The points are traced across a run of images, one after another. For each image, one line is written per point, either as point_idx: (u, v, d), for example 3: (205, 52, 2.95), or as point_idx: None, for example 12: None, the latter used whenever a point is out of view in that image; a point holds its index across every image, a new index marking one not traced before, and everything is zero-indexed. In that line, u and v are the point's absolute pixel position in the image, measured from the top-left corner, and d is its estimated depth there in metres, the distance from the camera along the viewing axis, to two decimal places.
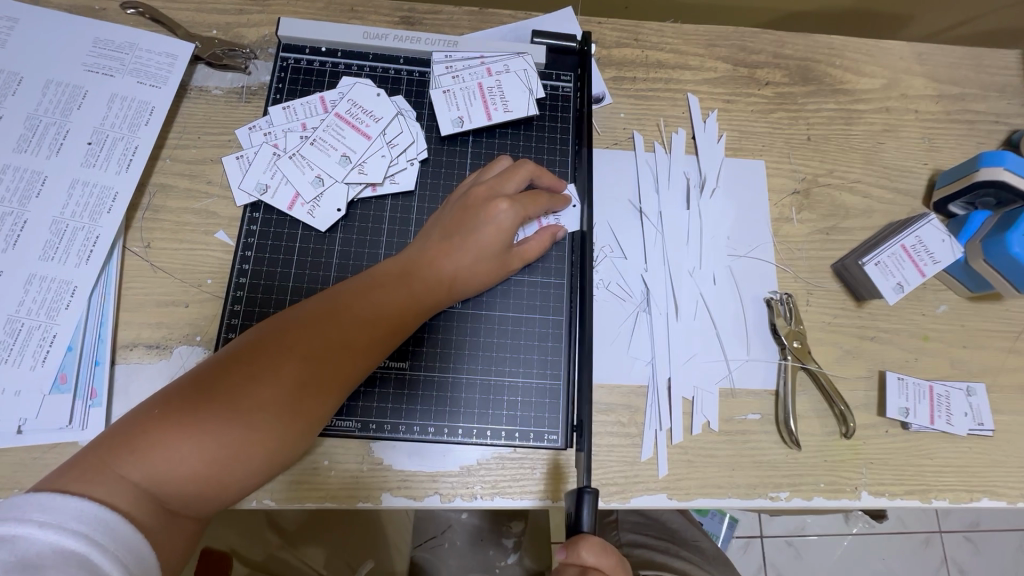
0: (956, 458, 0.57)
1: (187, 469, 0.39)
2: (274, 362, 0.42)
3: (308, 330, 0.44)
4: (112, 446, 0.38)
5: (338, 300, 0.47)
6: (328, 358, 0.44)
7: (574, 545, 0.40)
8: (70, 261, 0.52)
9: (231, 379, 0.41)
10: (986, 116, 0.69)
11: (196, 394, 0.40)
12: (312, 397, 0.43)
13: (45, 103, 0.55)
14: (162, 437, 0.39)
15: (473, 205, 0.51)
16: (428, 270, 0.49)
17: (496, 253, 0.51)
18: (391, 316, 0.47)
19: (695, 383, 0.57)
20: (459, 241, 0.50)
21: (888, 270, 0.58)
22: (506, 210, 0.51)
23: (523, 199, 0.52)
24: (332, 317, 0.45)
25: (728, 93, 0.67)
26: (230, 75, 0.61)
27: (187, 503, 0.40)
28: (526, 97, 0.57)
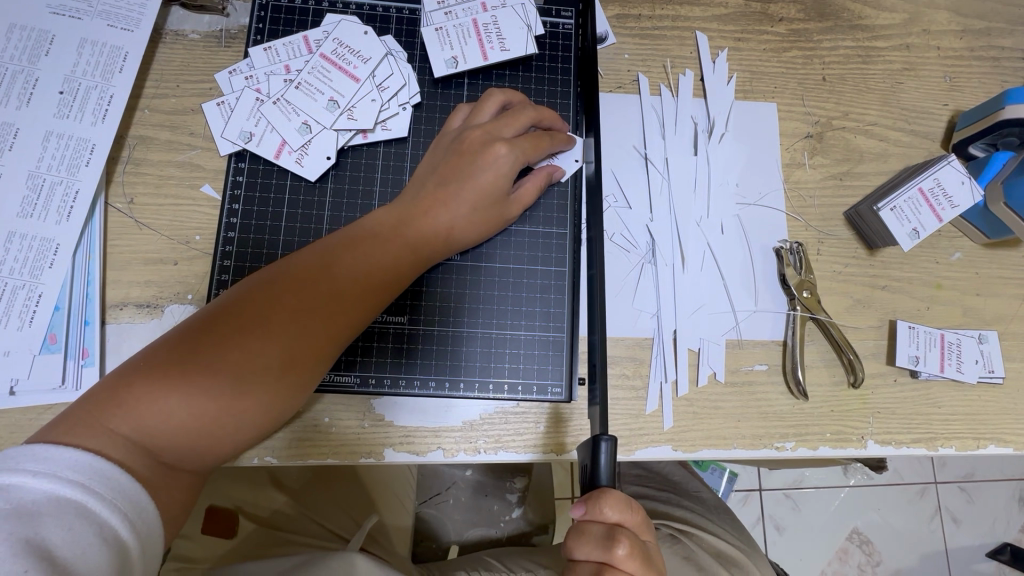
0: (963, 405, 0.57)
1: (178, 423, 0.38)
2: (265, 316, 0.42)
3: (299, 283, 0.43)
4: (101, 400, 0.38)
5: (330, 252, 0.45)
6: (320, 312, 0.43)
7: (596, 503, 0.37)
8: (50, 218, 0.50)
9: (222, 332, 0.41)
10: (1011, 53, 0.65)
11: (186, 348, 0.40)
12: (306, 350, 0.42)
13: (11, 49, 0.52)
14: (152, 390, 0.38)
15: (468, 150, 0.48)
16: (422, 219, 0.47)
17: (493, 202, 0.49)
18: (384, 269, 0.46)
19: (702, 335, 0.56)
20: (453, 189, 0.47)
21: (903, 215, 0.56)
22: (505, 155, 0.48)
23: (523, 143, 0.49)
24: (324, 272, 0.44)
25: (740, 30, 0.63)
26: (207, 17, 0.57)
27: (184, 456, 0.39)
28: (524, 35, 0.53)
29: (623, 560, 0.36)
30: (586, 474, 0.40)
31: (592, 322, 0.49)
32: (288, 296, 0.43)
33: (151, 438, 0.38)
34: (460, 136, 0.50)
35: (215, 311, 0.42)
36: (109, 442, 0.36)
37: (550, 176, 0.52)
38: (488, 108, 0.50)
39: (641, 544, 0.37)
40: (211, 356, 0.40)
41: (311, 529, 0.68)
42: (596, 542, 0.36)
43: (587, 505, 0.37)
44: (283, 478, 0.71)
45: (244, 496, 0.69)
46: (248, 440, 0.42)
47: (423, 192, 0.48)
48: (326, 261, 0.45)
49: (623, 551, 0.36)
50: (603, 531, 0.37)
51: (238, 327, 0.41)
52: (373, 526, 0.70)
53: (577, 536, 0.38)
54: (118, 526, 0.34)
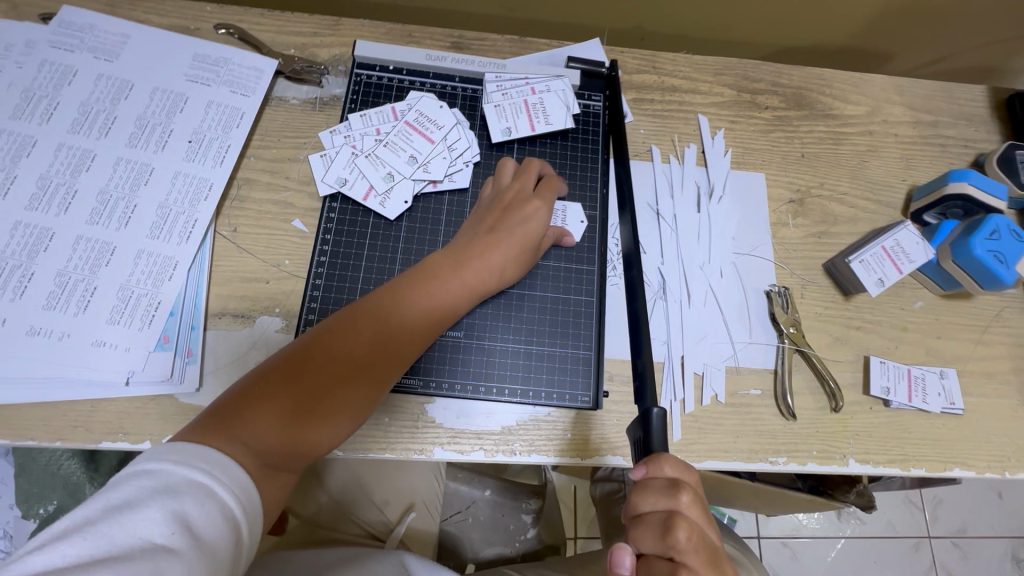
0: (930, 432, 0.66)
1: (281, 431, 0.46)
2: (348, 344, 0.50)
3: (373, 319, 0.51)
4: (217, 419, 0.44)
5: (393, 290, 0.53)
6: (394, 343, 0.52)
7: (654, 459, 0.37)
8: (172, 240, 0.61)
9: (315, 360, 0.49)
10: (956, 140, 0.79)
11: (286, 377, 0.47)
12: (381, 372, 0.51)
13: (153, 106, 0.65)
14: (259, 407, 0.46)
15: (510, 207, 0.58)
16: (476, 259, 0.56)
17: (531, 252, 0.59)
18: (445, 302, 0.54)
19: (705, 361, 0.66)
20: (502, 236, 0.57)
21: (870, 266, 0.67)
22: (540, 210, 0.58)
23: (548, 198, 0.60)
24: (391, 303, 0.53)
25: (733, 114, 0.77)
26: (305, 87, 0.71)
27: (284, 462, 0.46)
28: (564, 112, 0.66)
29: (689, 506, 0.35)
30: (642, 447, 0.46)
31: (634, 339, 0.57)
32: (363, 325, 0.51)
33: (261, 445, 0.44)
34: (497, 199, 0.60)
35: (303, 342, 0.50)
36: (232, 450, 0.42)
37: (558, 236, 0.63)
38: (508, 174, 0.62)
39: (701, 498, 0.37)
40: (308, 381, 0.48)
41: (356, 522, 0.78)
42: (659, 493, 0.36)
43: (646, 463, 0.38)
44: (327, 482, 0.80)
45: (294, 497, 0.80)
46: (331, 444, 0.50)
47: (471, 240, 0.57)
48: (391, 298, 0.52)
49: (688, 497, 0.35)
50: (665, 484, 0.37)
51: (327, 357, 0.49)
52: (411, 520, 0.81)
53: (636, 496, 0.37)
54: (235, 509, 0.39)
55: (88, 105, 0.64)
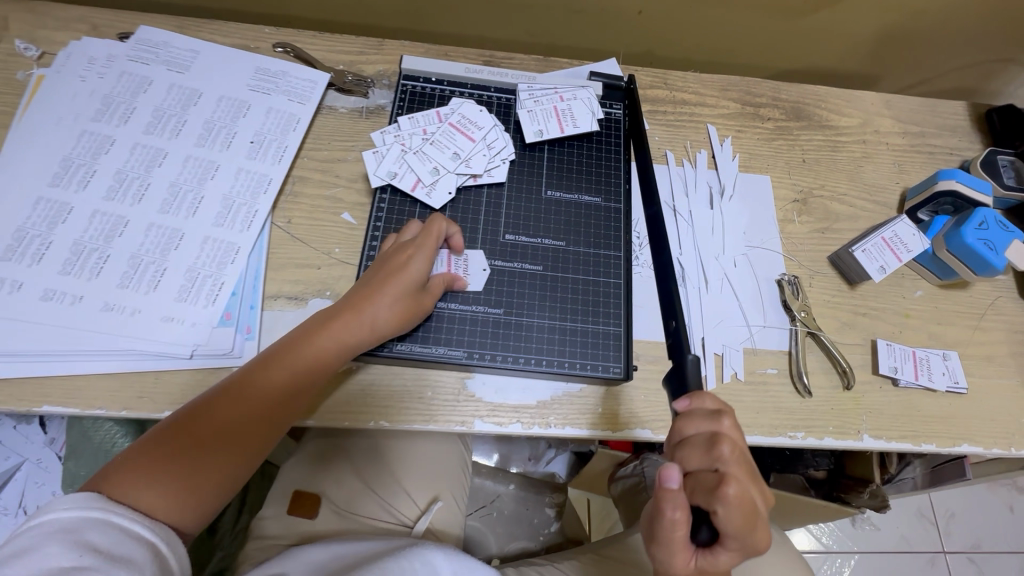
0: (937, 409, 0.70)
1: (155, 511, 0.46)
2: (216, 416, 0.51)
3: (255, 375, 0.53)
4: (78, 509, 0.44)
5: (263, 360, 0.54)
6: (273, 400, 0.53)
7: (697, 393, 0.42)
8: (235, 227, 0.66)
9: (183, 435, 0.49)
10: (942, 149, 0.87)
11: (162, 447, 0.48)
12: (260, 437, 0.53)
13: (219, 112, 0.72)
14: (127, 490, 0.46)
15: (389, 260, 0.59)
16: (351, 315, 0.56)
17: (413, 300, 0.59)
18: (320, 362, 0.55)
19: (724, 342, 0.70)
20: (378, 290, 0.57)
21: (872, 256, 0.73)
22: (419, 261, 0.59)
23: (431, 246, 0.60)
24: (263, 368, 0.53)
25: (738, 125, 0.85)
26: (353, 98, 0.78)
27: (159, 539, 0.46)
28: (590, 117, 0.73)
29: (732, 428, 0.40)
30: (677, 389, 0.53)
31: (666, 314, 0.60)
32: (233, 395, 0.52)
33: None
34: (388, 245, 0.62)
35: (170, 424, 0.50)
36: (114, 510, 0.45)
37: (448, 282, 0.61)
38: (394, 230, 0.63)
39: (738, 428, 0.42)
40: (174, 461, 0.48)
41: (383, 506, 0.80)
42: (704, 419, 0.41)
43: (690, 396, 0.42)
44: (359, 468, 0.84)
45: (327, 485, 0.83)
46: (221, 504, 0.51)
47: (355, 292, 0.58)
48: (260, 368, 0.53)
49: (730, 422, 0.40)
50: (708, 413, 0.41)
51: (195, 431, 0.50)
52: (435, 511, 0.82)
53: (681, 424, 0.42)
54: (140, 529, 0.44)
55: (161, 111, 0.71)
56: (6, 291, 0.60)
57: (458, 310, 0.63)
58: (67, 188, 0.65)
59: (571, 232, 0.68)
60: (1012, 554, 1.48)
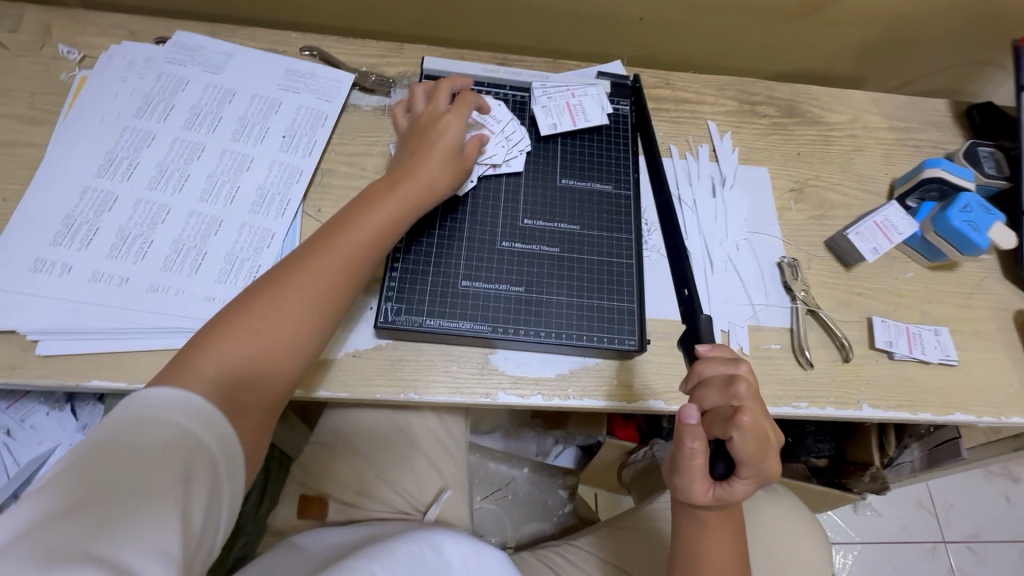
0: (930, 380, 0.75)
1: (248, 353, 0.52)
2: (294, 268, 0.57)
3: (324, 239, 0.59)
4: (185, 356, 0.51)
5: (329, 223, 0.61)
6: (339, 262, 0.58)
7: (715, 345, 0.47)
8: (270, 215, 0.70)
9: (269, 285, 0.56)
10: (927, 143, 0.93)
11: (249, 303, 0.54)
12: (337, 292, 0.58)
13: (252, 109, 0.77)
14: (226, 334, 0.52)
15: (428, 133, 0.67)
16: (403, 182, 0.64)
17: (455, 159, 0.67)
18: (378, 225, 0.61)
19: (729, 320, 0.75)
20: (425, 157, 0.65)
21: (866, 238, 0.78)
22: (453, 122, 0.68)
23: (461, 111, 0.69)
24: (329, 230, 0.60)
25: (736, 121, 0.90)
26: (376, 97, 0.83)
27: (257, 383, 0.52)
28: (600, 112, 0.79)
29: (748, 374, 0.44)
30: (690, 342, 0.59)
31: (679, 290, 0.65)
32: (305, 251, 0.58)
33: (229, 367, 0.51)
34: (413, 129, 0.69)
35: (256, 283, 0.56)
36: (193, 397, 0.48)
37: (479, 141, 0.70)
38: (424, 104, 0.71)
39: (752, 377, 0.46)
40: (260, 309, 0.54)
41: (393, 496, 0.82)
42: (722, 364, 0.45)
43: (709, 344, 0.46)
44: (368, 455, 0.84)
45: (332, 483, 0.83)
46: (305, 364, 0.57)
47: (395, 173, 0.65)
48: (326, 231, 0.60)
49: (746, 368, 0.44)
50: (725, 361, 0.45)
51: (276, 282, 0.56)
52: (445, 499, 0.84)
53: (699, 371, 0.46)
54: (206, 446, 0.46)
55: (198, 108, 0.75)
56: (57, 273, 0.64)
57: (482, 288, 0.67)
58: (112, 180, 0.69)
59: (586, 217, 0.73)
60: (1011, 543, 1.52)
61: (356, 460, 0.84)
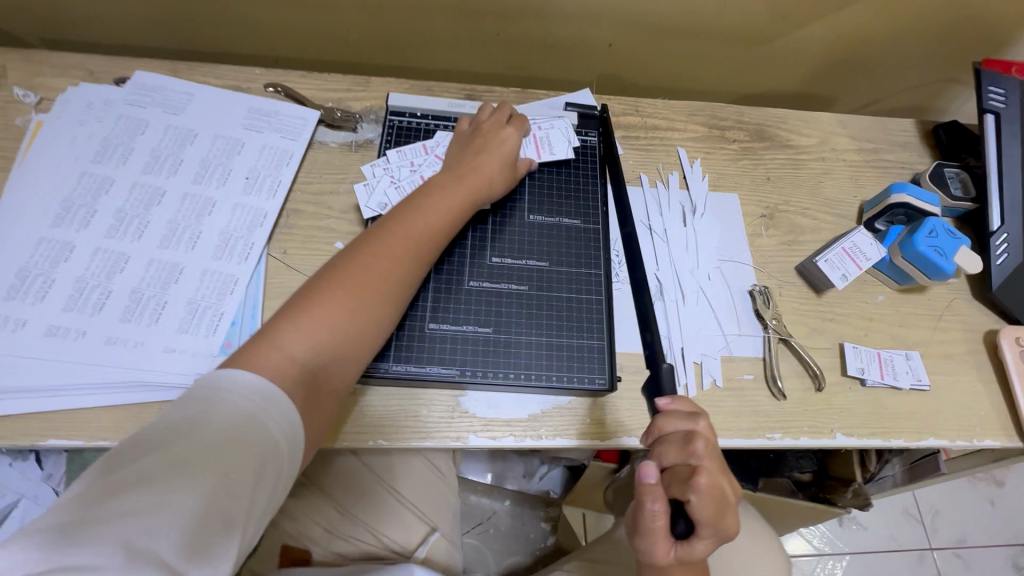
0: (902, 405, 0.75)
1: (334, 332, 0.52)
2: (379, 245, 0.58)
3: (403, 221, 0.60)
4: (274, 326, 0.51)
5: (407, 205, 0.62)
6: (422, 247, 0.60)
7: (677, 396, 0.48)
8: (233, 260, 0.69)
9: (352, 262, 0.56)
10: (895, 164, 0.94)
11: (334, 277, 0.55)
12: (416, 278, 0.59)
13: (215, 150, 0.75)
14: (313, 309, 0.52)
15: (488, 135, 0.71)
16: (473, 175, 0.67)
17: (512, 165, 0.71)
18: (451, 215, 0.63)
19: (702, 351, 0.74)
20: (489, 155, 0.69)
21: (834, 265, 0.79)
22: (513, 132, 0.72)
23: (518, 122, 0.74)
24: (408, 212, 0.61)
25: (706, 147, 0.90)
26: (343, 133, 0.82)
27: (336, 364, 0.52)
28: (566, 145, 0.79)
29: (707, 430, 0.45)
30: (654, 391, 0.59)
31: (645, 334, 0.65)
32: (388, 229, 0.59)
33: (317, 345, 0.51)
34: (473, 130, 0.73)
35: (339, 258, 0.57)
36: (282, 376, 0.48)
37: (528, 166, 0.75)
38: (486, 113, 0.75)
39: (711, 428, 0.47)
40: (346, 285, 0.54)
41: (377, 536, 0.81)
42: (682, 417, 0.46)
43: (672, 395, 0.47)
44: (342, 501, 0.82)
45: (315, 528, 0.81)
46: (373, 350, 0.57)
47: (461, 167, 0.67)
48: (406, 213, 0.61)
49: (706, 424, 0.45)
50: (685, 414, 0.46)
51: (360, 258, 0.57)
52: (434, 541, 0.84)
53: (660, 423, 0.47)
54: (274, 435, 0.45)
55: (159, 150, 0.74)
56: (10, 328, 0.62)
57: (450, 329, 0.66)
58: (69, 229, 0.68)
59: (555, 253, 0.73)
60: (997, 548, 1.53)
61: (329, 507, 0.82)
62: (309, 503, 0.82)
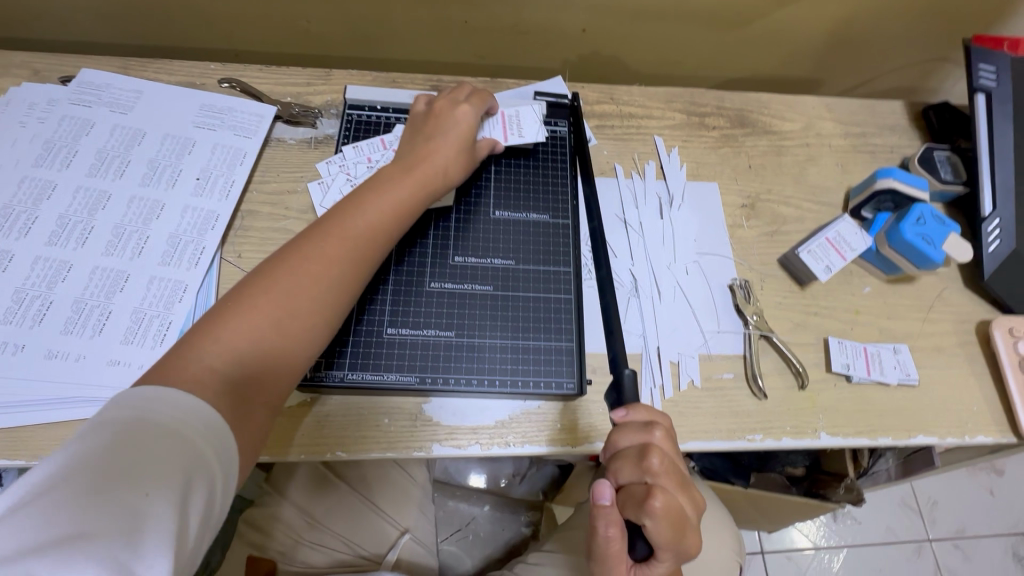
0: (890, 402, 0.71)
1: (262, 336, 0.48)
2: (316, 241, 0.53)
3: (343, 213, 0.56)
4: (195, 334, 0.46)
5: (350, 197, 0.58)
6: (364, 245, 0.55)
7: (633, 405, 0.47)
8: (182, 265, 0.66)
9: (285, 260, 0.52)
10: (883, 148, 0.90)
11: (264, 278, 0.50)
12: (359, 273, 0.55)
13: (164, 151, 0.72)
14: (238, 312, 0.48)
15: (441, 117, 0.66)
16: (423, 162, 0.62)
17: (468, 147, 0.66)
18: (398, 205, 0.59)
19: (679, 350, 0.71)
20: (440, 140, 0.64)
21: (818, 256, 0.75)
22: (468, 111, 0.67)
23: (475, 101, 0.68)
24: (349, 205, 0.57)
25: (685, 135, 0.87)
26: (301, 129, 0.78)
27: (266, 371, 0.48)
28: (537, 127, 0.73)
29: (661, 439, 0.44)
30: (616, 400, 0.56)
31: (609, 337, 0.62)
32: (326, 225, 0.55)
33: (241, 351, 0.47)
34: (427, 111, 0.68)
35: (273, 257, 0.52)
36: (199, 388, 0.43)
37: (491, 146, 0.70)
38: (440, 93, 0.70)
39: (672, 434, 0.46)
40: (276, 287, 0.50)
41: (346, 541, 0.79)
42: (636, 429, 0.45)
43: (627, 405, 0.47)
44: (308, 507, 0.80)
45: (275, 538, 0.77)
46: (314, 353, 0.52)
47: (409, 158, 0.62)
48: (347, 206, 0.56)
49: (660, 432, 0.44)
50: (641, 423, 0.46)
51: (296, 256, 0.52)
52: (405, 544, 0.81)
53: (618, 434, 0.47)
54: (204, 449, 0.40)
55: (105, 152, 0.71)
56: None
57: (409, 335, 0.63)
58: (7, 237, 0.64)
59: (521, 250, 0.69)
60: (997, 538, 1.50)
61: (294, 515, 0.79)
62: (272, 514, 0.79)
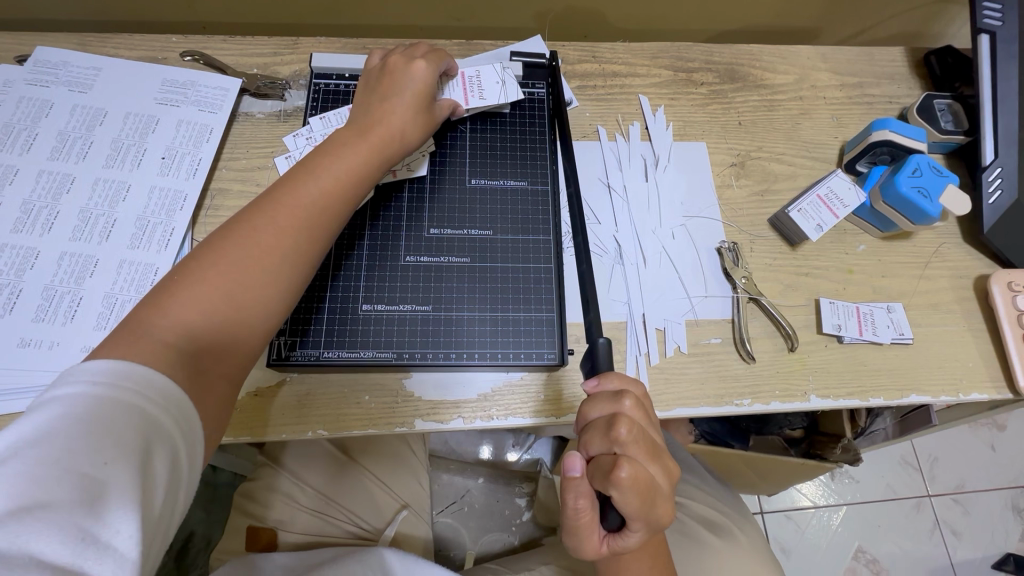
0: (883, 362, 0.70)
1: (214, 311, 0.47)
2: (267, 210, 0.51)
3: (294, 180, 0.54)
4: (144, 312, 0.45)
5: (301, 164, 0.56)
6: (319, 211, 0.53)
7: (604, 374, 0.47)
8: (152, 248, 0.64)
9: (236, 231, 0.50)
10: (881, 98, 0.85)
11: (213, 250, 0.49)
12: (316, 242, 0.53)
13: (127, 129, 0.70)
14: (187, 288, 0.47)
15: (396, 74, 0.63)
16: (378, 124, 0.59)
17: (426, 105, 0.63)
18: (353, 169, 0.56)
19: (665, 317, 0.69)
20: (396, 98, 0.61)
21: (808, 215, 0.73)
22: (423, 64, 0.63)
23: (431, 55, 0.65)
24: (301, 170, 0.55)
25: (670, 93, 0.83)
26: (270, 102, 0.75)
27: (222, 346, 0.47)
28: (498, 88, 0.70)
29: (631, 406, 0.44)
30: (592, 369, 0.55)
31: (586, 305, 0.61)
32: (276, 193, 0.53)
33: (194, 327, 0.46)
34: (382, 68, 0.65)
35: (223, 229, 0.51)
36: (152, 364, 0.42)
37: (453, 107, 0.67)
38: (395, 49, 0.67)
39: (643, 400, 0.46)
40: (227, 258, 0.49)
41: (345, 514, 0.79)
42: (606, 397, 0.46)
43: (599, 375, 0.47)
44: (308, 479, 0.81)
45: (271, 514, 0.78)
46: (273, 325, 0.51)
47: (364, 119, 0.60)
48: (299, 173, 0.54)
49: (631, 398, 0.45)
50: (612, 392, 0.46)
51: (247, 226, 0.50)
52: (402, 520, 0.81)
53: (588, 404, 0.46)
54: (163, 420, 0.40)
55: (66, 134, 0.68)
56: None
57: (384, 310, 0.62)
58: None
59: (499, 218, 0.67)
60: (997, 492, 1.50)
61: (292, 488, 0.80)
62: (268, 485, 0.80)
